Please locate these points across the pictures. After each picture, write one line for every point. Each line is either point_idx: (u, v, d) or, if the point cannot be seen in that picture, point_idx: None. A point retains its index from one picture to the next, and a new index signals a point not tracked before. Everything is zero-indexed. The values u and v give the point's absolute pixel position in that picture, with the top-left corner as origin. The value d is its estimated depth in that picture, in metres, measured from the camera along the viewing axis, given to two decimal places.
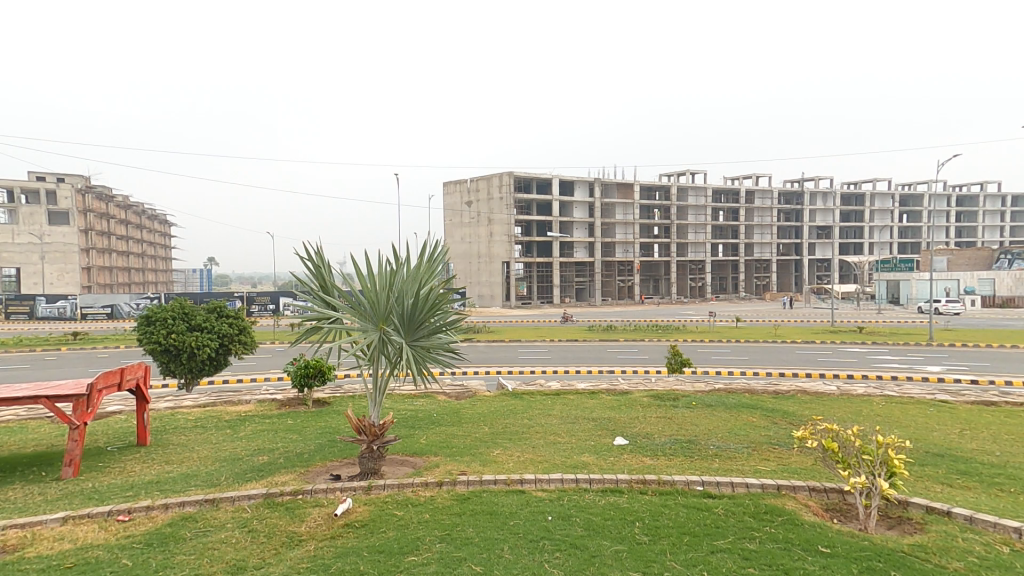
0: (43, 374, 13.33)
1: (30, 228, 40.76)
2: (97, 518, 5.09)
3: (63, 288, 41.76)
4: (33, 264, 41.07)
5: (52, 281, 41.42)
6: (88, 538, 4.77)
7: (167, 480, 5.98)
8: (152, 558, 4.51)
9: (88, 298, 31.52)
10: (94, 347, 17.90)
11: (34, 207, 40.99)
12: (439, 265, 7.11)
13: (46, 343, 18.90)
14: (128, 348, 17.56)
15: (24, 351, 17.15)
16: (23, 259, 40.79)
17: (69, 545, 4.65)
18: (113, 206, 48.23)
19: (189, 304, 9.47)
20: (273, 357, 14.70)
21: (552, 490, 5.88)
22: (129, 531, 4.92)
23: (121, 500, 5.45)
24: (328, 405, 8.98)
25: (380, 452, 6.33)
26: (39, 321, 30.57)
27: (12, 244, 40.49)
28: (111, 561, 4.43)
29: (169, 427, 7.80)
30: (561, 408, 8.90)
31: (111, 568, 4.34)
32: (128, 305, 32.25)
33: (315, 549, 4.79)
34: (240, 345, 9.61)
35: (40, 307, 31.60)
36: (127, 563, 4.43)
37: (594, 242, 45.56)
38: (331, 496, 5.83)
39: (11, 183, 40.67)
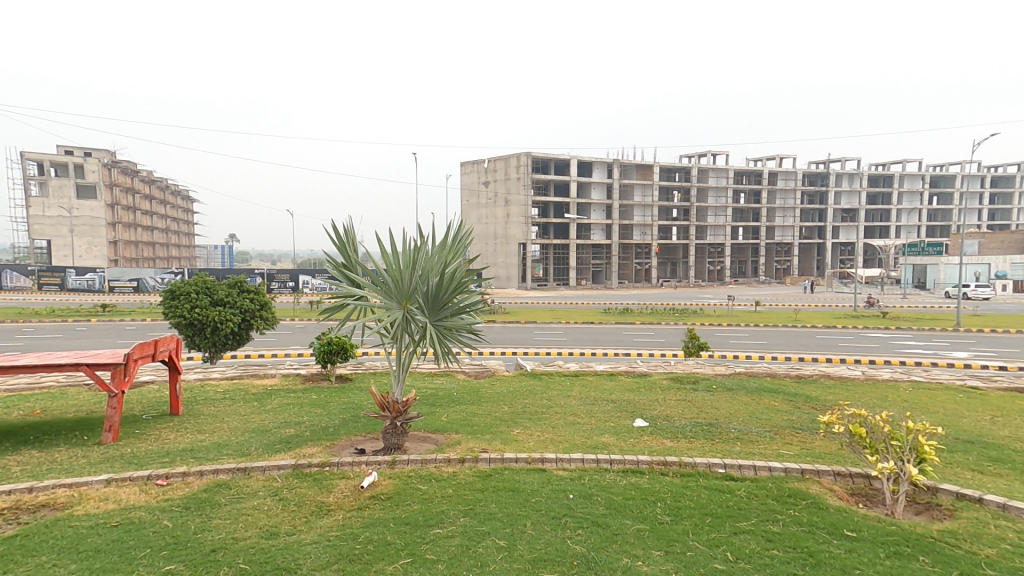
0: (81, 343, 13.85)
1: (59, 202, 41.55)
2: (138, 482, 5.29)
3: (92, 261, 42.82)
4: (63, 237, 41.89)
5: (81, 254, 42.33)
6: (129, 500, 4.95)
7: (200, 448, 6.17)
8: (191, 521, 4.69)
9: (115, 272, 32.19)
10: (121, 320, 18.30)
11: (63, 181, 41.70)
12: (462, 246, 7.12)
13: (77, 314, 19.39)
14: (154, 321, 17.94)
15: (56, 321, 17.65)
16: (53, 231, 41.61)
17: (112, 505, 4.84)
18: (139, 180, 48.95)
19: (211, 279, 9.62)
20: (293, 334, 14.93)
21: (573, 469, 5.96)
22: (168, 495, 5.10)
23: (159, 465, 5.64)
24: (350, 381, 9.13)
25: (402, 428, 6.46)
26: (70, 293, 31.38)
27: (43, 216, 41.33)
28: (153, 522, 4.62)
29: (200, 398, 8.04)
30: (580, 389, 8.95)
31: (154, 528, 4.53)
32: (153, 279, 32.91)
33: (343, 519, 4.94)
34: (262, 321, 9.77)
35: (70, 279, 32.28)
36: (168, 524, 4.61)
37: (612, 225, 45.07)
38: (356, 469, 5.97)
39: (40, 157, 41.41)
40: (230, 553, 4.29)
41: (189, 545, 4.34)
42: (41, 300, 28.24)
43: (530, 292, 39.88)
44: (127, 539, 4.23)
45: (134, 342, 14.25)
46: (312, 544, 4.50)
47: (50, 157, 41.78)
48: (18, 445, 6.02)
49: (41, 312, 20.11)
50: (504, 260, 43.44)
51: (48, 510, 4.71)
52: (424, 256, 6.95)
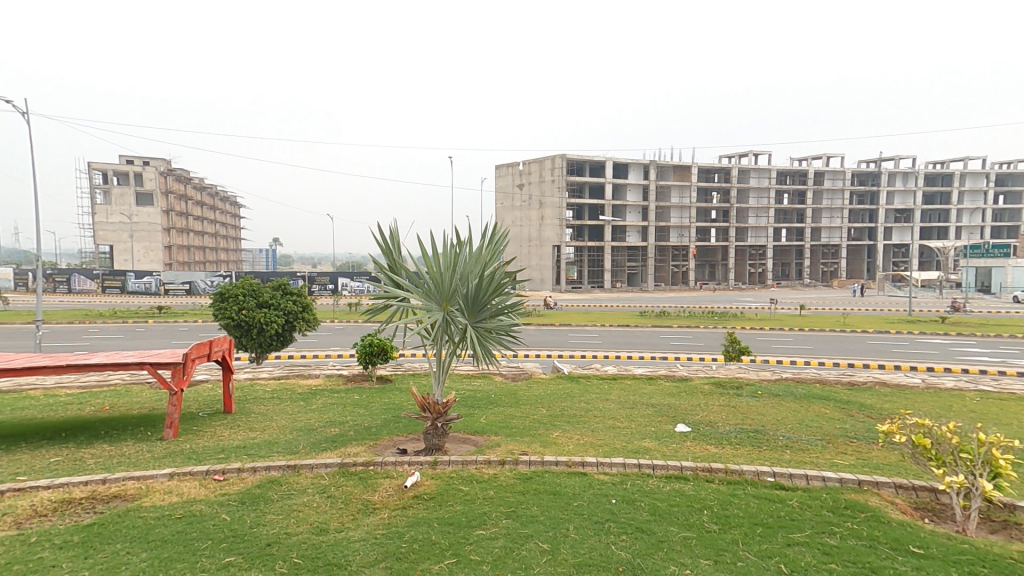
0: (142, 342, 14.69)
1: (121, 209, 44.01)
2: (198, 476, 5.54)
3: (150, 265, 45.17)
4: (124, 243, 44.33)
5: (140, 258, 44.72)
6: (191, 493, 5.20)
7: (252, 445, 6.42)
8: (247, 516, 4.88)
9: (170, 275, 34.03)
10: (175, 321, 19.25)
11: (125, 189, 44.17)
12: (501, 248, 7.15)
13: (136, 315, 20.50)
14: (205, 322, 18.79)
15: (117, 322, 18.73)
16: (115, 237, 44.08)
17: (176, 498, 5.09)
18: (191, 187, 51.51)
19: (257, 282, 9.98)
20: (334, 336, 15.35)
21: (615, 474, 5.89)
22: (225, 489, 5.33)
23: (215, 461, 5.90)
24: (390, 382, 9.32)
25: (443, 430, 6.53)
26: (129, 296, 33.20)
27: (106, 222, 43.90)
28: (212, 515, 4.82)
29: (250, 397, 8.36)
30: (619, 393, 8.84)
31: (213, 521, 4.73)
32: (204, 282, 34.51)
33: (388, 518, 5.04)
34: (304, 323, 10.08)
35: (130, 282, 34.18)
36: (226, 517, 4.81)
37: (648, 228, 44.42)
38: (399, 469, 6.09)
39: (105, 166, 44.02)
40: (284, 547, 4.43)
41: (246, 538, 4.52)
42: (105, 301, 30.15)
43: (564, 295, 39.75)
44: (190, 530, 4.44)
45: (189, 342, 14.99)
46: (360, 541, 4.62)
47: (113, 167, 44.50)
48: (92, 439, 6.44)
49: (106, 312, 21.42)
50: (538, 263, 43.46)
51: (120, 501, 5.00)
52: (463, 258, 7.03)
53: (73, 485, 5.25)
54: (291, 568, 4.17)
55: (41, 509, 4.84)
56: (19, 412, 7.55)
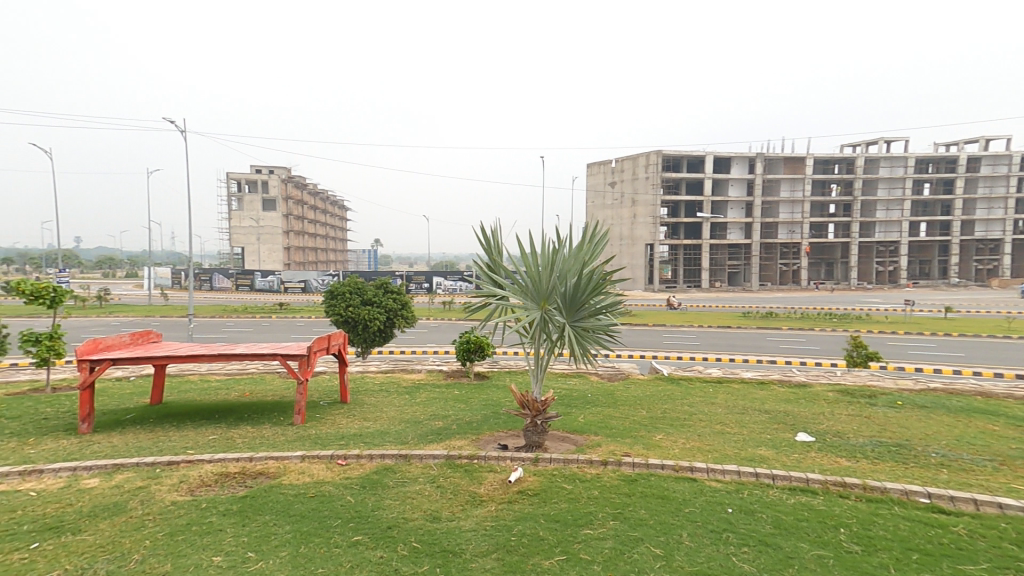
0: (270, 335, 16.47)
1: (250, 214, 49.81)
2: (324, 460, 6.05)
3: (273, 264, 50.70)
4: (252, 245, 50.22)
5: (265, 258, 50.39)
6: (319, 474, 5.73)
7: (367, 434, 6.85)
8: (368, 499, 5.18)
9: (289, 274, 37.79)
10: (294, 316, 21.34)
11: (254, 196, 49.86)
12: (600, 246, 6.99)
13: (263, 311, 23.05)
14: (318, 318, 20.60)
15: (248, 317, 21.17)
16: (246, 240, 50.10)
17: (308, 478, 5.64)
18: (306, 194, 57.13)
19: (361, 280, 10.62)
20: (430, 332, 16.06)
21: (728, 482, 5.45)
22: (347, 473, 5.73)
23: (338, 447, 6.38)
24: (488, 379, 9.50)
25: (543, 427, 6.47)
26: (257, 292, 37.50)
27: (240, 227, 50.01)
28: (339, 497, 5.20)
29: (362, 388, 8.97)
30: (725, 397, 8.23)
31: (340, 502, 5.08)
32: (316, 280, 37.98)
33: (496, 510, 5.07)
34: (403, 319, 10.60)
35: (258, 280, 38.52)
36: (350, 500, 5.15)
37: (754, 223, 41.37)
38: (502, 464, 6.13)
39: (240, 176, 50.08)
40: (403, 531, 4.62)
41: (370, 520, 4.78)
42: (239, 298, 34.26)
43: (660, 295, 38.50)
44: (321, 508, 4.85)
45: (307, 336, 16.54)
46: (471, 531, 4.67)
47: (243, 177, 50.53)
48: (237, 421, 7.77)
49: (242, 308, 24.33)
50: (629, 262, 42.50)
51: (265, 478, 5.73)
52: (562, 257, 6.94)
53: (226, 460, 6.23)
54: (412, 551, 4.31)
55: (207, 480, 5.78)
56: (183, 393, 9.24)
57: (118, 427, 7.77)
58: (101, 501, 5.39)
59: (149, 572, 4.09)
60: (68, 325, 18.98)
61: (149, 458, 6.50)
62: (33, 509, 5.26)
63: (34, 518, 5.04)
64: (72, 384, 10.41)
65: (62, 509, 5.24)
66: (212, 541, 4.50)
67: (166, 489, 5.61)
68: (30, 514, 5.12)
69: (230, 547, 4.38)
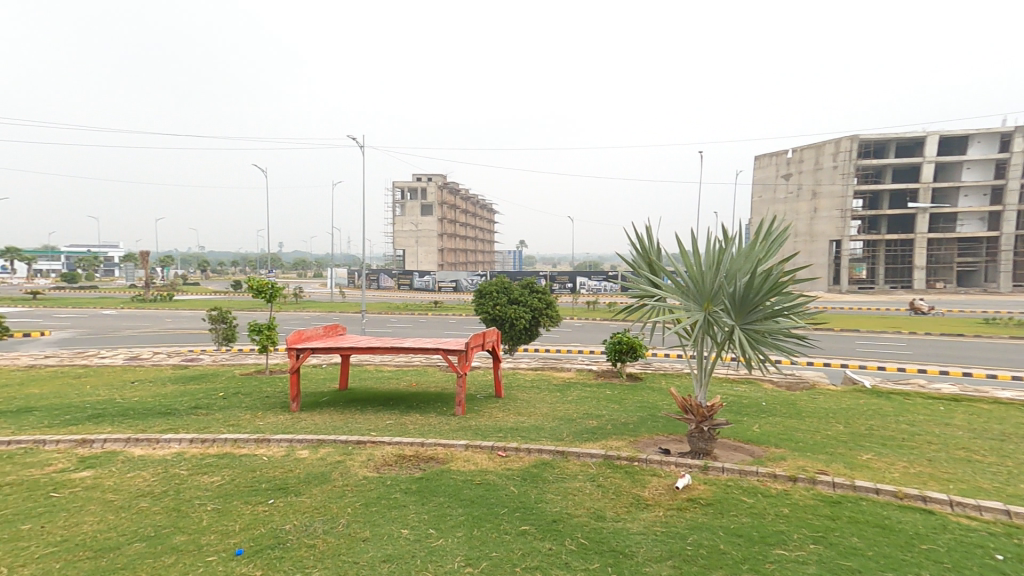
0: (429, 331, 18.15)
1: (411, 219, 55.51)
2: (486, 450, 6.56)
3: (428, 265, 55.85)
4: (411, 247, 55.88)
5: (421, 259, 55.60)
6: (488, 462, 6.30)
7: (523, 428, 7.19)
8: (531, 491, 5.41)
9: (442, 274, 41.37)
10: (447, 314, 23.27)
11: (416, 202, 55.71)
12: (777, 243, 6.03)
13: (421, 309, 25.55)
14: (467, 317, 22.20)
15: (409, 314, 23.64)
16: (407, 243, 55.84)
17: (473, 466, 6.16)
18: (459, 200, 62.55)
19: (507, 280, 10.98)
20: (574, 332, 16.26)
21: (990, 521, 4.47)
22: (509, 464, 6.10)
23: (498, 438, 6.84)
24: (641, 380, 9.21)
25: (710, 435, 5.98)
26: (417, 291, 41.73)
27: (402, 230, 55.87)
28: (503, 486, 5.53)
29: (514, 384, 9.36)
30: (968, 419, 6.96)
31: (504, 491, 5.41)
32: (466, 281, 41.04)
33: (665, 516, 4.81)
34: (548, 318, 10.77)
35: (416, 280, 42.82)
36: (514, 490, 5.44)
37: (1004, 211, 35.80)
38: (666, 469, 5.82)
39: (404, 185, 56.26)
40: (569, 526, 4.66)
41: (536, 512, 4.95)
42: (403, 296, 38.51)
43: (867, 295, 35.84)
44: (488, 495, 5.18)
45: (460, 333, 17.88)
46: (640, 535, 4.50)
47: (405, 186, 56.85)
48: (408, 408, 9.21)
49: (408, 305, 27.32)
50: (809, 259, 40.09)
51: (435, 462, 6.53)
52: (730, 256, 6.14)
53: (402, 443, 7.59)
54: (580, 548, 4.32)
55: (388, 459, 6.98)
56: (365, 381, 10.95)
57: (320, 410, 9.61)
58: (311, 469, 7.04)
59: (355, 535, 4.88)
60: (281, 317, 23.18)
61: (344, 436, 8.23)
62: (268, 470, 7.18)
63: (270, 478, 6.87)
64: (282, 368, 12.56)
65: (286, 473, 7.01)
66: (399, 514, 5.19)
67: (359, 465, 6.90)
68: (267, 474, 7.00)
69: (415, 522, 4.97)
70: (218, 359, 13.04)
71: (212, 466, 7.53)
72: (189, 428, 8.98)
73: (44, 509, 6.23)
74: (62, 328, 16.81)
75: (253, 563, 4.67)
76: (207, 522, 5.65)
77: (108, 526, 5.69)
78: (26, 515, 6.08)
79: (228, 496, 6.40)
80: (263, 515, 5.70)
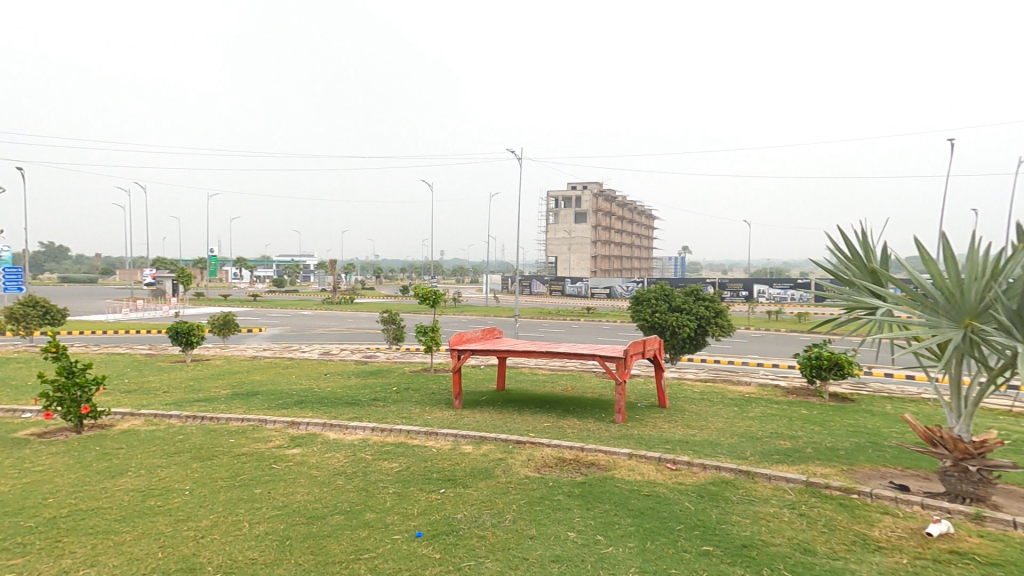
0: (582, 336, 18.52)
1: (564, 225, 58.22)
2: (652, 461, 6.81)
3: (580, 271, 58.70)
4: (563, 254, 59.18)
5: (573, 265, 58.69)
6: (656, 477, 6.40)
7: (694, 442, 7.19)
8: (712, 510, 5.40)
9: (596, 281, 42.99)
10: (601, 319, 24.10)
11: (569, 210, 58.66)
12: None
13: (574, 313, 26.69)
14: (619, 323, 22.64)
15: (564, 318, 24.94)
16: (559, 250, 59.10)
17: (639, 476, 6.43)
18: (618, 207, 64.34)
19: (668, 286, 10.61)
20: (743, 347, 15.93)
21: None
22: (681, 479, 6.23)
23: (664, 450, 7.04)
24: (848, 404, 8.42)
25: (987, 480, 5.10)
26: (569, 296, 43.78)
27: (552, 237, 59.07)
28: (678, 501, 5.66)
29: (679, 395, 9.21)
30: None
31: (680, 506, 5.53)
32: (621, 288, 42.07)
33: (908, 564, 4.23)
34: (717, 327, 10.17)
35: (569, 286, 44.72)
36: (690, 506, 5.52)
37: None
38: (910, 511, 5.07)
39: (560, 194, 59.68)
40: (763, 553, 4.53)
41: (720, 533, 4.92)
42: (557, 301, 40.72)
43: None
44: (661, 509, 5.33)
45: (615, 339, 17.86)
46: None
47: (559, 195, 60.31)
48: (565, 412, 9.35)
49: (558, 312, 28.08)
50: None
51: (598, 468, 6.87)
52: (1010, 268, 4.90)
53: (562, 447, 7.78)
54: None
55: (547, 462, 7.36)
56: (521, 383, 11.46)
57: (478, 407, 10.37)
58: (475, 464, 7.57)
59: (522, 531, 5.33)
60: (442, 319, 25.47)
61: (504, 435, 8.64)
62: (437, 461, 7.86)
63: (440, 469, 7.53)
64: (445, 367, 13.66)
65: (454, 465, 7.62)
66: (564, 517, 5.55)
67: (519, 463, 7.40)
68: (437, 465, 7.67)
69: (581, 527, 5.27)
70: (391, 357, 14.60)
71: (392, 453, 8.47)
72: (370, 418, 10.20)
73: (269, 478, 7.61)
74: (281, 325, 20.58)
75: (432, 545, 5.26)
76: (390, 503, 6.44)
77: (315, 497, 6.79)
78: (257, 481, 7.50)
79: (406, 482, 7.17)
80: (437, 502, 6.35)
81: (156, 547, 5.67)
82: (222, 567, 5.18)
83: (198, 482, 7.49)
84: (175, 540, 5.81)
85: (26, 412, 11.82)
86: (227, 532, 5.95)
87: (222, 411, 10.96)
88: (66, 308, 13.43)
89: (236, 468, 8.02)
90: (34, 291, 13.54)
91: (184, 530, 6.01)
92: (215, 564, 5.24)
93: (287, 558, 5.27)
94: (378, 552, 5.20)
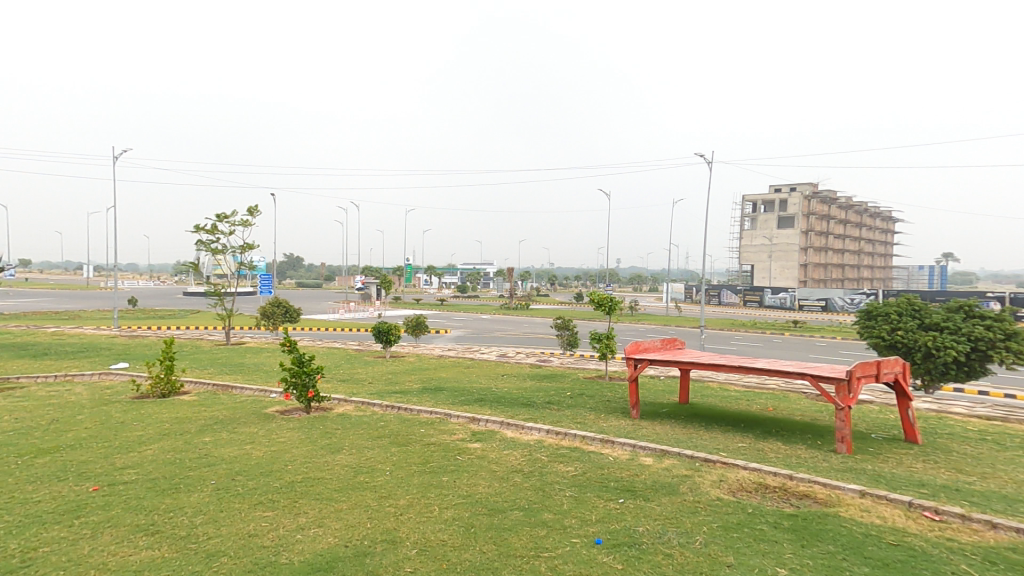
0: (779, 354, 17.17)
1: (767, 232, 59.58)
2: (897, 505, 5.87)
3: (784, 280, 58.79)
4: (762, 262, 59.97)
5: (777, 274, 59.10)
6: (904, 524, 5.49)
7: (973, 492, 6.09)
8: None
9: (806, 292, 41.94)
10: (814, 337, 23.12)
11: (772, 215, 59.52)
12: None
13: (778, 329, 25.87)
14: (845, 343, 21.51)
15: (764, 334, 24.25)
16: (758, 258, 60.11)
17: (878, 521, 5.60)
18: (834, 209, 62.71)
19: (919, 303, 9.57)
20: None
21: None
22: (951, 535, 5.28)
23: (916, 495, 6.04)
24: None
25: None
26: (771, 308, 43.51)
27: (753, 246, 60.44)
28: (947, 560, 4.83)
29: (946, 431, 8.44)
30: None
31: (951, 567, 4.73)
32: (839, 299, 40.58)
33: None
34: (1002, 354, 8.48)
35: (768, 296, 44.64)
36: (969, 570, 4.69)
37: None
38: None
39: (759, 199, 60.73)
40: None
41: None
42: (751, 314, 39.50)
43: None
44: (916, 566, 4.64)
45: (828, 360, 16.74)
46: None
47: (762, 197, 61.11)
48: (767, 434, 8.53)
49: (750, 325, 27.22)
50: None
51: (816, 502, 6.14)
52: None
53: (763, 472, 7.09)
54: None
55: (744, 485, 6.80)
56: (710, 399, 10.84)
57: (656, 419, 9.91)
58: (657, 478, 7.33)
59: (719, 559, 5.11)
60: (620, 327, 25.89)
61: (689, 450, 8.20)
62: (615, 470, 7.81)
63: (617, 478, 7.47)
64: (619, 374, 13.60)
65: (633, 476, 7.49)
66: (769, 550, 5.19)
67: (708, 483, 6.95)
68: (614, 474, 7.63)
69: (794, 565, 4.88)
70: (564, 362, 14.97)
71: (565, 456, 8.62)
72: (543, 420, 10.49)
73: (454, 467, 8.34)
74: (465, 327, 22.68)
75: (614, 555, 5.34)
76: (567, 506, 6.63)
77: (495, 491, 7.26)
78: (445, 469, 8.29)
79: (581, 487, 7.27)
80: (616, 512, 6.37)
81: (365, 516, 6.67)
82: (419, 544, 5.87)
83: (396, 464, 8.61)
84: (380, 513, 6.75)
85: (273, 394, 14.96)
86: (419, 513, 6.69)
87: (415, 403, 12.43)
88: (299, 307, 16.50)
89: (427, 454, 9.03)
90: (278, 294, 16.84)
91: (387, 505, 6.97)
92: (412, 540, 5.95)
93: (473, 544, 5.77)
94: (557, 553, 5.46)
